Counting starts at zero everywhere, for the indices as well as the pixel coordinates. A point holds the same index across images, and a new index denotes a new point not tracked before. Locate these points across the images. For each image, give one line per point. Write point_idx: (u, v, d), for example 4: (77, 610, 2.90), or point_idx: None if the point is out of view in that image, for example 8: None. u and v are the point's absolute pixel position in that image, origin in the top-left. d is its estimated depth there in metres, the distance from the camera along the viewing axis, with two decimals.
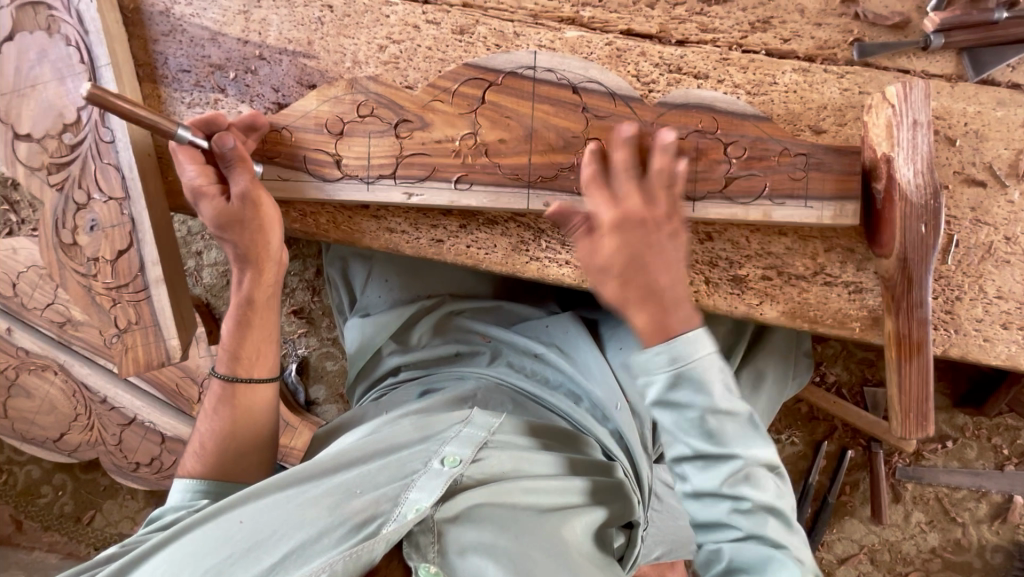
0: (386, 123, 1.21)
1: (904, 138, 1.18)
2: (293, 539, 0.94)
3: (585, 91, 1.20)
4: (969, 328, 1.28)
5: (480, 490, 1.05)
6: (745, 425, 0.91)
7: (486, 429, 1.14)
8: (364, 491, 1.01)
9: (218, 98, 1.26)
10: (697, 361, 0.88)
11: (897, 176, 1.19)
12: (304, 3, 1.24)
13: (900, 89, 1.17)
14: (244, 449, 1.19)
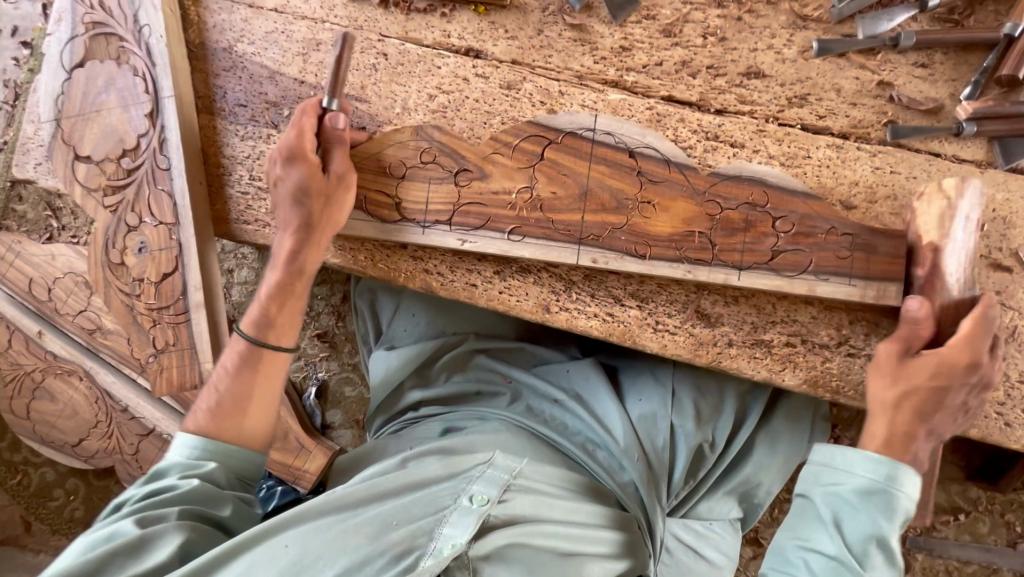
0: (447, 171, 1.20)
1: (955, 234, 1.09)
2: (337, 564, 0.91)
3: (642, 156, 1.17)
4: (990, 411, 1.16)
5: (507, 531, 1.00)
6: (890, 572, 0.90)
7: (510, 471, 1.07)
8: (402, 522, 0.97)
9: (271, 133, 1.26)
10: (899, 493, 0.92)
11: (939, 268, 1.10)
12: (362, 49, 1.26)
13: (957, 183, 1.09)
14: (258, 413, 1.10)
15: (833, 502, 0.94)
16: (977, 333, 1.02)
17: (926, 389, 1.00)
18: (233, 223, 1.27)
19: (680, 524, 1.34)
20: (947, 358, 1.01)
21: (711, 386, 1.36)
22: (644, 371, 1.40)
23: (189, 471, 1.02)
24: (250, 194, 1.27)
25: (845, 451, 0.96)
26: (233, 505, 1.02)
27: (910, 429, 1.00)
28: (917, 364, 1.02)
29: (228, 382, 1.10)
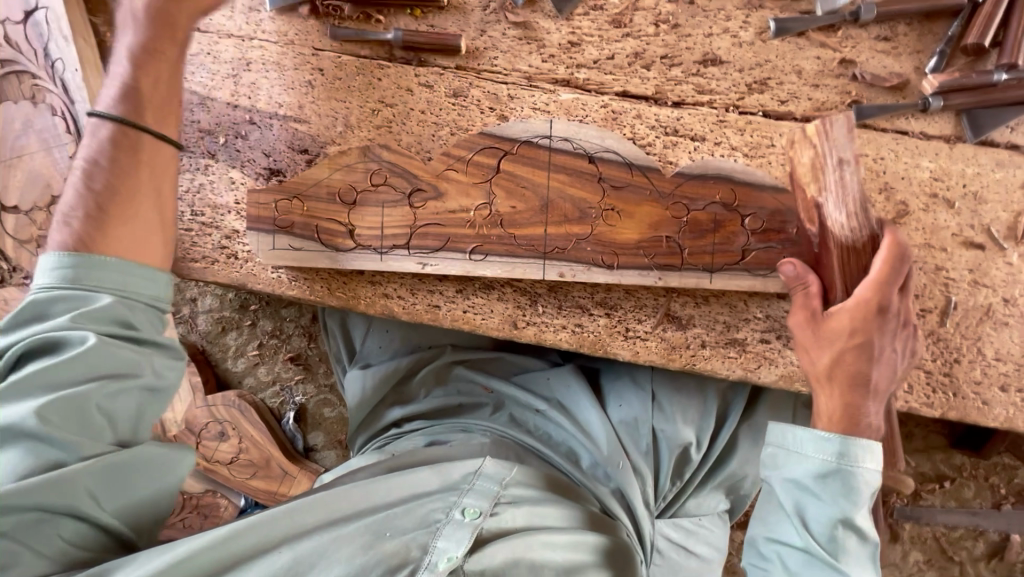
0: (400, 193, 1.11)
1: (831, 180, 0.97)
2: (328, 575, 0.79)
3: (602, 160, 1.10)
4: (967, 391, 1.15)
5: (506, 545, 0.91)
6: (866, 552, 0.82)
7: (500, 482, 1.00)
8: (396, 533, 0.87)
9: (209, 163, 1.20)
10: (859, 469, 0.84)
11: (829, 223, 1.00)
12: (294, 65, 1.19)
13: (821, 124, 0.95)
14: (151, 231, 0.86)
15: (794, 490, 0.86)
16: (888, 274, 0.93)
17: (849, 347, 0.92)
18: (180, 262, 1.21)
19: (670, 523, 1.31)
20: (858, 311, 0.92)
21: (691, 385, 1.34)
22: (624, 373, 1.38)
23: (71, 316, 0.76)
24: (193, 230, 1.21)
25: (793, 431, 0.87)
26: (153, 363, 0.81)
27: (851, 400, 0.90)
28: (834, 324, 0.93)
29: (100, 179, 0.85)
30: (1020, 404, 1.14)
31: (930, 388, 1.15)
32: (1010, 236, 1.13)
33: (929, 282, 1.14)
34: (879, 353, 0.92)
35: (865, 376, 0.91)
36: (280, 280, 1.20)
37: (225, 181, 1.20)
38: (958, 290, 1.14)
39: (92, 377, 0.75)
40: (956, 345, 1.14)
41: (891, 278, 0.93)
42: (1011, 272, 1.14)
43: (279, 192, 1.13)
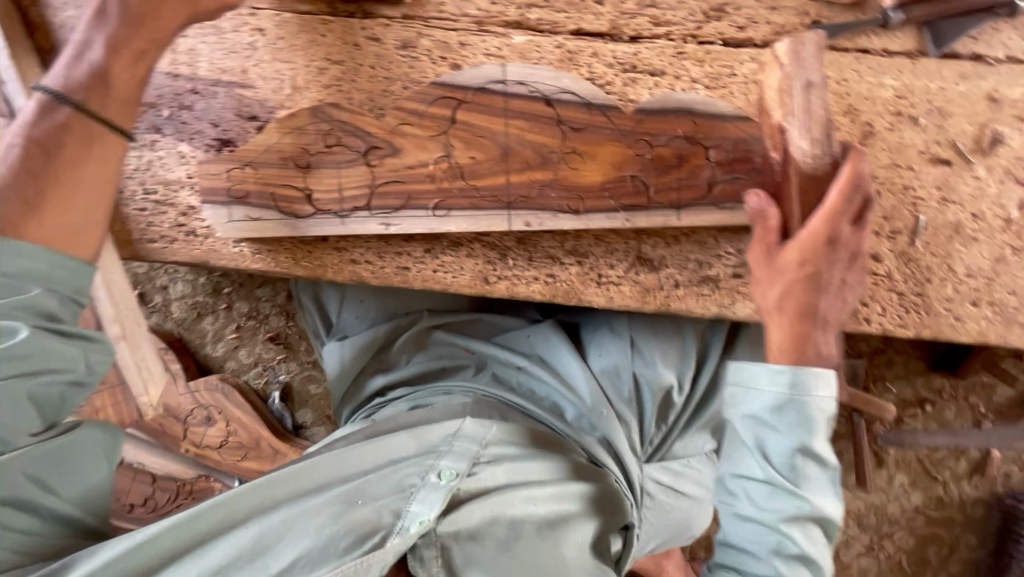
0: (354, 152, 1.08)
1: (797, 104, 0.92)
2: (298, 545, 0.82)
3: (559, 102, 1.07)
4: (939, 309, 1.16)
5: (480, 503, 0.94)
6: (825, 476, 0.86)
7: (479, 442, 1.01)
8: (368, 500, 0.88)
9: (156, 138, 1.16)
10: (810, 397, 0.85)
11: (793, 151, 0.93)
12: (233, 28, 1.13)
13: (790, 44, 0.90)
14: (90, 222, 0.89)
15: (752, 425, 0.88)
16: (842, 205, 0.89)
17: (801, 279, 0.90)
18: (139, 243, 1.18)
19: (659, 468, 1.31)
20: (808, 243, 0.90)
21: (670, 329, 1.34)
22: (603, 323, 1.37)
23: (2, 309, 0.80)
24: (148, 209, 1.17)
25: (747, 367, 0.89)
26: (87, 360, 0.87)
27: (802, 332, 0.90)
28: (785, 258, 0.91)
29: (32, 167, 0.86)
30: (991, 317, 1.15)
31: (903, 309, 1.16)
32: (977, 150, 1.12)
33: (897, 203, 1.14)
34: (828, 285, 0.91)
35: (814, 309, 0.90)
36: (242, 254, 1.17)
37: (174, 155, 1.16)
38: (927, 208, 1.14)
39: (11, 370, 0.79)
40: (926, 265, 1.15)
41: (846, 209, 0.90)
42: (978, 186, 1.13)
43: (230, 161, 1.09)
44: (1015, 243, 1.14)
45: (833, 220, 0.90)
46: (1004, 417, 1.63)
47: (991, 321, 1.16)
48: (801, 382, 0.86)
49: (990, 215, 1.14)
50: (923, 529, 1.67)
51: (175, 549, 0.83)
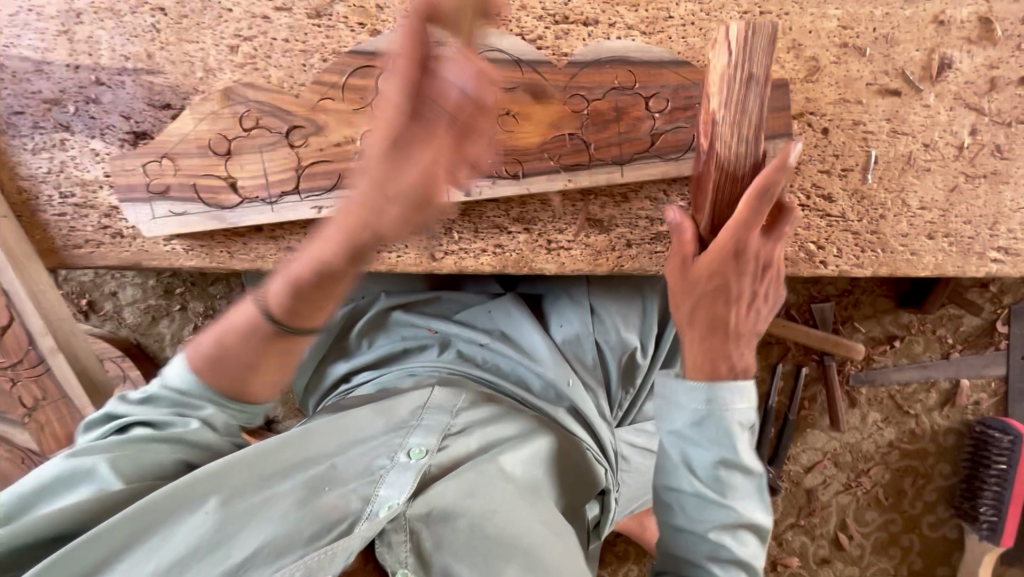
0: (274, 133, 1.03)
1: (731, 95, 0.80)
2: (260, 533, 0.72)
3: (488, 62, 1.03)
4: (896, 245, 1.14)
5: (453, 482, 0.86)
6: (749, 485, 0.84)
7: (449, 411, 0.97)
8: (335, 486, 0.80)
9: (65, 137, 1.08)
10: (730, 413, 0.83)
11: (718, 144, 0.84)
12: (132, 10, 1.05)
13: (742, 29, 0.77)
14: (271, 380, 0.85)
15: (677, 441, 0.86)
16: (749, 215, 0.80)
17: (705, 293, 0.86)
18: (64, 252, 1.11)
19: (630, 430, 1.31)
20: (716, 257, 0.84)
21: (630, 291, 1.28)
22: (565, 291, 1.31)
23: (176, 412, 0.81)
24: (69, 213, 1.10)
25: (668, 381, 0.87)
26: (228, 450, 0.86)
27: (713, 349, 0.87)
28: (698, 267, 0.86)
29: (231, 340, 0.79)
30: (948, 249, 1.13)
31: (859, 248, 1.14)
32: (926, 76, 1.08)
33: (848, 140, 1.10)
34: (737, 294, 0.85)
35: (721, 322, 0.86)
36: (175, 251, 1.11)
37: (87, 153, 1.09)
38: (878, 142, 1.10)
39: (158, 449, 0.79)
40: (880, 201, 1.12)
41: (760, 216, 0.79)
42: (928, 115, 1.09)
43: (146, 154, 1.05)
44: (968, 171, 1.11)
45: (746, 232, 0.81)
46: (972, 346, 1.62)
47: (949, 253, 1.14)
48: (717, 399, 0.84)
49: (942, 143, 1.10)
50: (898, 463, 1.68)
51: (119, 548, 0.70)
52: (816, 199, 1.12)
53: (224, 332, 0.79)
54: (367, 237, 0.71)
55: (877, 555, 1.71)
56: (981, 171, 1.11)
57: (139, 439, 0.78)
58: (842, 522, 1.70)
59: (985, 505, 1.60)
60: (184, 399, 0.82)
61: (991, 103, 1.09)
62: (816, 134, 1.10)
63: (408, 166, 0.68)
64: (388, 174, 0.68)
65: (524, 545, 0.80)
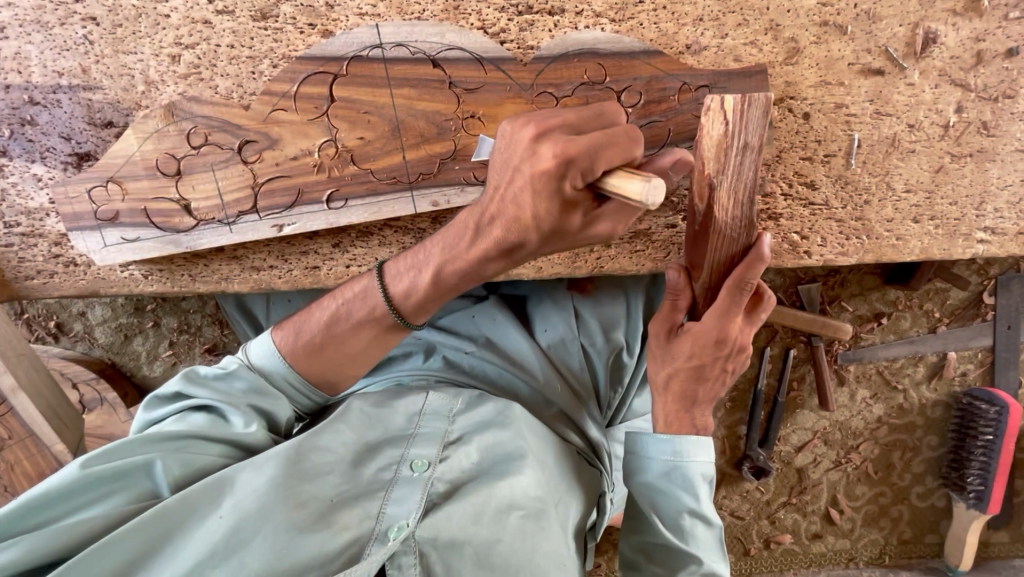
0: (227, 150, 0.99)
1: (731, 167, 0.77)
2: (268, 549, 0.76)
3: (447, 60, 0.97)
4: (881, 231, 1.11)
5: (461, 503, 0.89)
6: (710, 533, 0.92)
7: (446, 417, 0.98)
8: (345, 503, 0.84)
9: (3, 164, 1.02)
10: (690, 463, 0.90)
11: (718, 209, 0.80)
12: (60, 21, 0.97)
13: (739, 99, 0.72)
14: (350, 371, 1.00)
15: (647, 489, 0.92)
16: (731, 305, 0.85)
17: (686, 369, 0.90)
18: (16, 283, 1.08)
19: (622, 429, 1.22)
20: (700, 340, 0.87)
21: (614, 291, 1.24)
22: (549, 296, 1.24)
23: (250, 406, 0.92)
24: (16, 244, 1.06)
25: (639, 435, 0.93)
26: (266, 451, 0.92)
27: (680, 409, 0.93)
28: (680, 345, 0.89)
29: (340, 326, 0.96)
30: (934, 233, 1.11)
31: (844, 236, 1.11)
32: (910, 53, 1.02)
33: (830, 124, 1.06)
34: (710, 376, 0.91)
35: (695, 395, 0.92)
36: (134, 277, 1.09)
37: (29, 180, 1.03)
38: (861, 125, 1.06)
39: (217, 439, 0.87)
40: (864, 185, 1.09)
41: (738, 304, 0.85)
42: (913, 94, 1.04)
43: (90, 179, 1.00)
44: (954, 150, 1.07)
45: (727, 322, 0.86)
46: (958, 319, 1.57)
47: (935, 237, 1.11)
48: (678, 456, 0.90)
49: (928, 122, 1.06)
50: (887, 437, 1.68)
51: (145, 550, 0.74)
52: (798, 187, 1.09)
53: (334, 320, 0.96)
54: (533, 237, 0.77)
55: (867, 527, 1.73)
56: (967, 150, 1.07)
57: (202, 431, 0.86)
58: (832, 498, 1.71)
59: (972, 475, 1.58)
60: (261, 387, 0.94)
61: (978, 79, 1.03)
62: (797, 119, 1.06)
63: (535, 200, 0.72)
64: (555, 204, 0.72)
65: (524, 565, 0.87)
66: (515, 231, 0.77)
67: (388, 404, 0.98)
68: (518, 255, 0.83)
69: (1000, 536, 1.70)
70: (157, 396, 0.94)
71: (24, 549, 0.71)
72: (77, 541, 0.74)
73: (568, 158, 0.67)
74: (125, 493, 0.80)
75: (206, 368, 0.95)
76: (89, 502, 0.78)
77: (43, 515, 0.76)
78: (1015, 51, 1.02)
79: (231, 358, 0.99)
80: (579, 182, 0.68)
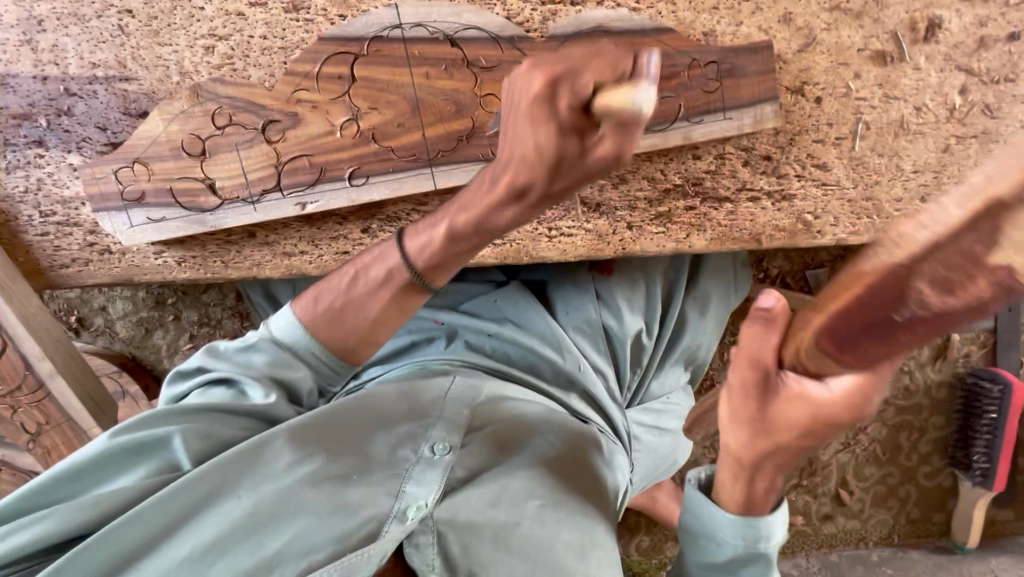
0: (251, 130, 1.02)
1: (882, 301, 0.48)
2: (291, 529, 0.78)
3: (465, 40, 1.00)
4: (890, 210, 1.16)
5: (477, 491, 0.89)
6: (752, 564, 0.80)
7: (468, 404, 0.97)
8: (364, 480, 0.85)
9: (39, 154, 1.05)
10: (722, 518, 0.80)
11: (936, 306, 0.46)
12: (97, 13, 0.99)
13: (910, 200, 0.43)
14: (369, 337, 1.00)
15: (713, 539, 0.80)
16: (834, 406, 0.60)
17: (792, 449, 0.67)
18: (51, 272, 1.11)
19: (638, 410, 1.25)
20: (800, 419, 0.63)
21: (634, 273, 1.26)
22: (569, 278, 1.27)
23: (272, 374, 0.94)
24: (51, 233, 1.09)
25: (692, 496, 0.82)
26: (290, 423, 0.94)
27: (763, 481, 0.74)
28: (784, 415, 0.63)
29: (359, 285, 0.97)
30: None
31: (855, 215, 1.16)
32: (915, 38, 1.07)
33: (840, 107, 1.10)
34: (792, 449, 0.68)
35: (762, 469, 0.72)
36: (167, 265, 1.12)
37: (66, 169, 1.05)
38: (870, 109, 1.10)
39: (241, 409, 0.88)
40: (875, 166, 1.13)
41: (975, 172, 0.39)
42: (920, 77, 1.09)
43: (115, 161, 1.03)
44: (959, 132, 1.11)
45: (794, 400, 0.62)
46: None
47: None
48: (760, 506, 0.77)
49: (935, 105, 1.10)
50: (895, 419, 1.68)
51: (166, 526, 0.77)
52: (810, 168, 1.13)
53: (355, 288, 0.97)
54: (540, 176, 0.80)
55: (877, 508, 1.75)
56: (971, 131, 1.11)
57: (221, 404, 0.87)
58: (842, 479, 1.72)
59: (977, 454, 1.61)
60: (282, 360, 0.95)
61: (982, 62, 1.08)
62: (810, 103, 1.10)
63: (533, 131, 0.73)
64: (554, 125, 0.70)
65: (543, 549, 0.86)
66: (525, 172, 0.81)
67: (416, 386, 1.00)
68: (530, 198, 0.86)
69: (1006, 514, 1.73)
70: (180, 371, 0.98)
71: (47, 522, 0.74)
72: (99, 515, 0.76)
73: (555, 85, 0.67)
74: (149, 464, 0.82)
75: (227, 344, 0.98)
76: (116, 474, 0.82)
77: (75, 486, 0.80)
78: (1015, 35, 1.06)
79: (252, 333, 1.01)
80: (571, 101, 0.67)
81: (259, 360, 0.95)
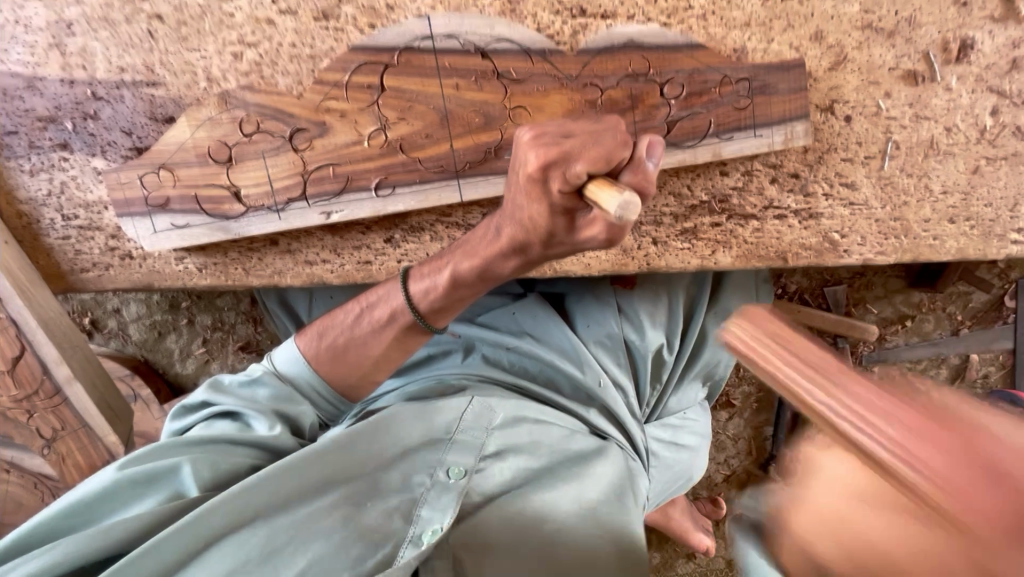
0: (278, 137, 1.02)
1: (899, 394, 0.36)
2: (308, 553, 0.76)
3: (496, 52, 0.99)
4: (918, 231, 1.14)
5: (491, 513, 0.87)
6: None
7: (485, 428, 0.94)
8: (378, 503, 0.84)
9: (65, 157, 1.05)
10: None
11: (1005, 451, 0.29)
12: (126, 18, 0.98)
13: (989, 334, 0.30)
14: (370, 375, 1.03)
15: None
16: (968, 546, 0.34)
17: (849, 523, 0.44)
18: (72, 275, 1.12)
19: (658, 425, 1.23)
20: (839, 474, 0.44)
21: (656, 289, 1.25)
22: (588, 291, 1.25)
23: (276, 407, 0.94)
24: (74, 237, 1.09)
25: None
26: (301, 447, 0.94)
27: None
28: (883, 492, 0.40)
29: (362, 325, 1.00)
30: (970, 233, 1.14)
31: (882, 235, 1.14)
32: (948, 59, 1.05)
33: (871, 127, 1.09)
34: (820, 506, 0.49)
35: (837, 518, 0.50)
36: (188, 271, 1.12)
37: (89, 173, 1.05)
38: (901, 129, 1.09)
39: (245, 441, 0.88)
40: (903, 187, 1.12)
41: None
42: (952, 98, 1.07)
43: (142, 166, 1.03)
44: (990, 154, 1.10)
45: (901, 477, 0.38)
46: (980, 323, 1.54)
47: (970, 237, 1.15)
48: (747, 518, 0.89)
49: (966, 127, 1.09)
50: None
51: (181, 555, 0.75)
52: (838, 187, 1.12)
53: (358, 325, 1.00)
54: (535, 240, 0.79)
55: None
56: (1002, 153, 1.10)
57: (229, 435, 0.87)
58: None
59: None
60: (285, 395, 0.97)
61: (1012, 84, 1.05)
62: (840, 123, 1.09)
63: (529, 204, 0.74)
64: (550, 203, 0.72)
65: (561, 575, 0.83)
66: (521, 233, 0.80)
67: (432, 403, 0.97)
68: (530, 255, 0.84)
69: None
70: (184, 406, 0.97)
71: (55, 555, 0.72)
72: (110, 547, 0.74)
73: (548, 164, 0.69)
74: (159, 494, 0.81)
75: (231, 379, 0.99)
76: (126, 503, 0.80)
77: (83, 517, 0.79)
78: None
79: (255, 367, 1.02)
80: (565, 185, 0.69)
81: (264, 394, 0.96)
